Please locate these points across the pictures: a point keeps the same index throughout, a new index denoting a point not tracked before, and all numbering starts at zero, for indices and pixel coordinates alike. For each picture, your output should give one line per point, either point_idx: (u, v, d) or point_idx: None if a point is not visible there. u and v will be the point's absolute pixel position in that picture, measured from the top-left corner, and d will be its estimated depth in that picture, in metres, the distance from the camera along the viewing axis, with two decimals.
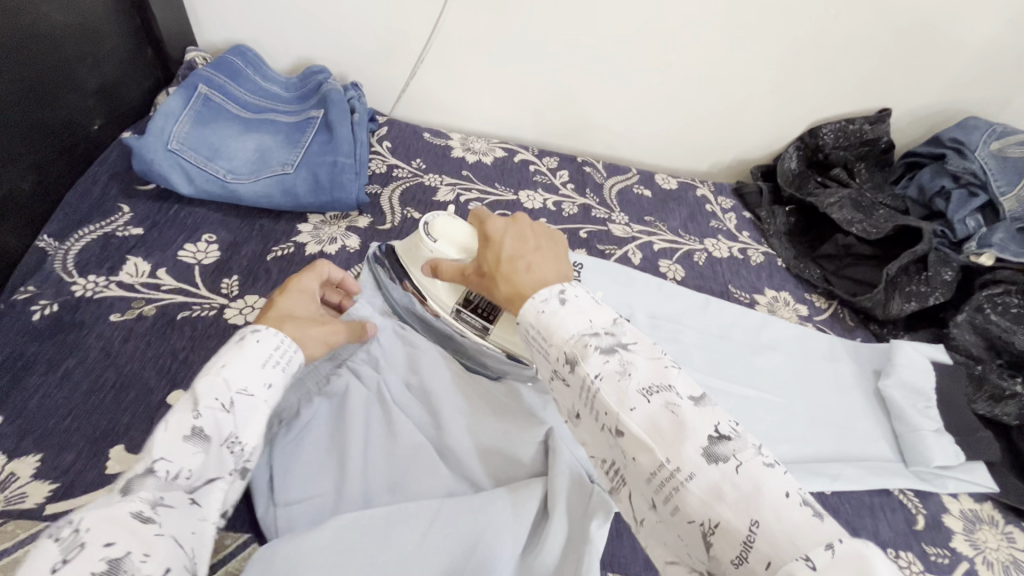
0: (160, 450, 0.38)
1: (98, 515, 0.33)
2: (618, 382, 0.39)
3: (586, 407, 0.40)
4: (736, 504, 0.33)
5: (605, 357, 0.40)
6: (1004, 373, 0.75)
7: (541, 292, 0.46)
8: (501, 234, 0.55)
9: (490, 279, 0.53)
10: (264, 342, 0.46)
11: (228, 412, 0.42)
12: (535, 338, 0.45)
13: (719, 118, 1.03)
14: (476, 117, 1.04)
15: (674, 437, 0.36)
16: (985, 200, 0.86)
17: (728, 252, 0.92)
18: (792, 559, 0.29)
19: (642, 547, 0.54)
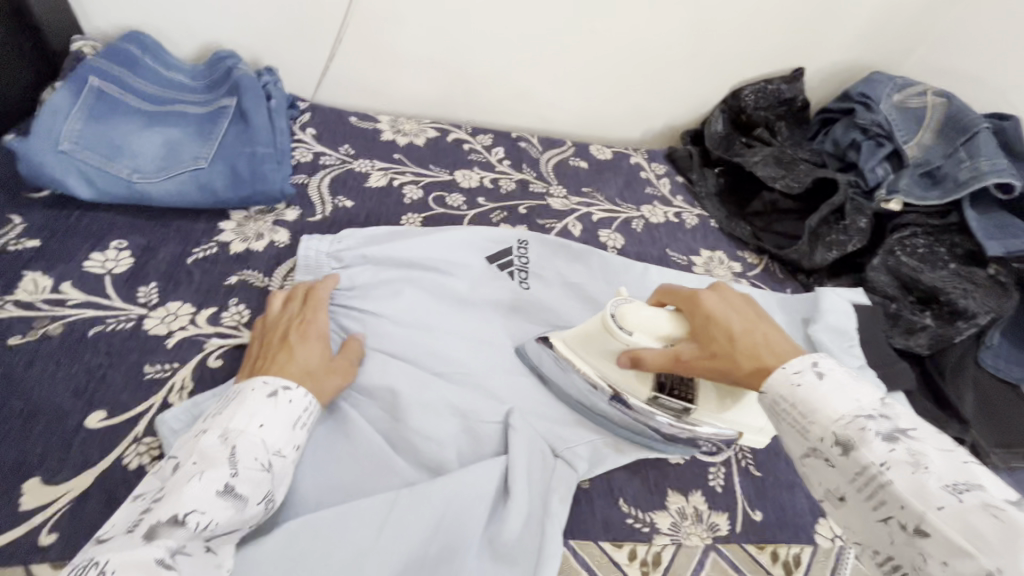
0: (192, 503, 0.40)
1: (125, 559, 0.36)
2: (912, 473, 0.36)
3: (853, 491, 0.38)
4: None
5: (890, 445, 0.37)
6: (914, 308, 0.82)
7: (792, 364, 0.44)
8: (721, 308, 0.51)
9: (720, 363, 0.49)
10: (295, 403, 0.49)
11: (264, 473, 0.45)
12: (790, 413, 0.43)
13: (647, 85, 1.04)
14: (405, 98, 1.00)
15: (1008, 540, 0.31)
16: (891, 149, 0.91)
17: (664, 217, 0.94)
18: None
19: (600, 510, 0.56)
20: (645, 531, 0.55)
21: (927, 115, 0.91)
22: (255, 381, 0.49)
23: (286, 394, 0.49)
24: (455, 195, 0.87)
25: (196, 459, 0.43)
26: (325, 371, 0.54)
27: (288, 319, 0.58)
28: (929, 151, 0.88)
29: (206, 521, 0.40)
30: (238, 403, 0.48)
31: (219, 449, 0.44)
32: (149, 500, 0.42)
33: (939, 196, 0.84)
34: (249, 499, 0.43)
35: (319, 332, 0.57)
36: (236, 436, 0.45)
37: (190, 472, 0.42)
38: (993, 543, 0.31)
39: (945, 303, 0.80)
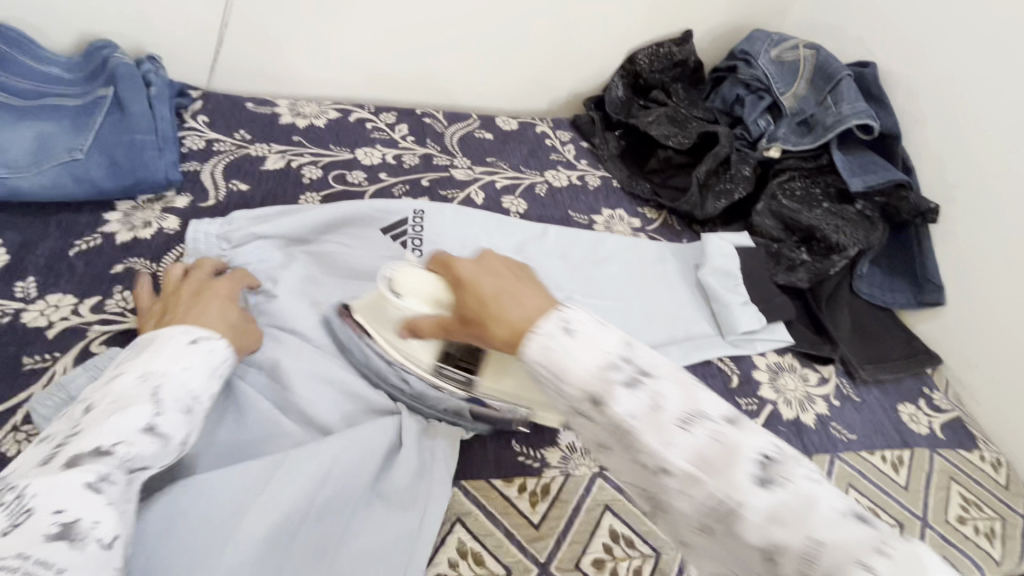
0: (114, 435, 0.41)
1: (44, 483, 0.37)
2: (709, 460, 0.34)
3: (638, 473, 0.37)
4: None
5: (692, 432, 0.35)
6: (795, 247, 0.88)
7: (541, 329, 0.38)
8: (473, 271, 0.43)
9: (477, 328, 0.42)
10: (216, 353, 0.50)
11: (183, 414, 0.46)
12: (544, 374, 0.38)
13: (546, 54, 1.07)
14: (305, 80, 1.00)
15: (804, 516, 0.32)
16: (770, 101, 0.98)
17: (568, 181, 0.98)
18: (709, 481, 0.34)
19: (492, 452, 0.59)
20: (535, 467, 0.59)
21: (800, 67, 0.97)
22: (177, 331, 0.49)
23: (206, 343, 0.50)
24: (355, 173, 0.88)
25: (113, 399, 0.44)
26: (239, 334, 0.56)
27: (181, 291, 0.58)
28: (803, 101, 0.94)
29: (132, 453, 0.41)
30: (153, 351, 0.48)
31: (137, 390, 0.44)
32: (62, 436, 0.42)
33: (812, 141, 0.91)
34: (172, 437, 0.44)
35: (226, 293, 0.58)
36: (159, 377, 0.46)
37: (106, 409, 0.43)
38: (716, 466, 0.34)
39: (821, 240, 0.86)
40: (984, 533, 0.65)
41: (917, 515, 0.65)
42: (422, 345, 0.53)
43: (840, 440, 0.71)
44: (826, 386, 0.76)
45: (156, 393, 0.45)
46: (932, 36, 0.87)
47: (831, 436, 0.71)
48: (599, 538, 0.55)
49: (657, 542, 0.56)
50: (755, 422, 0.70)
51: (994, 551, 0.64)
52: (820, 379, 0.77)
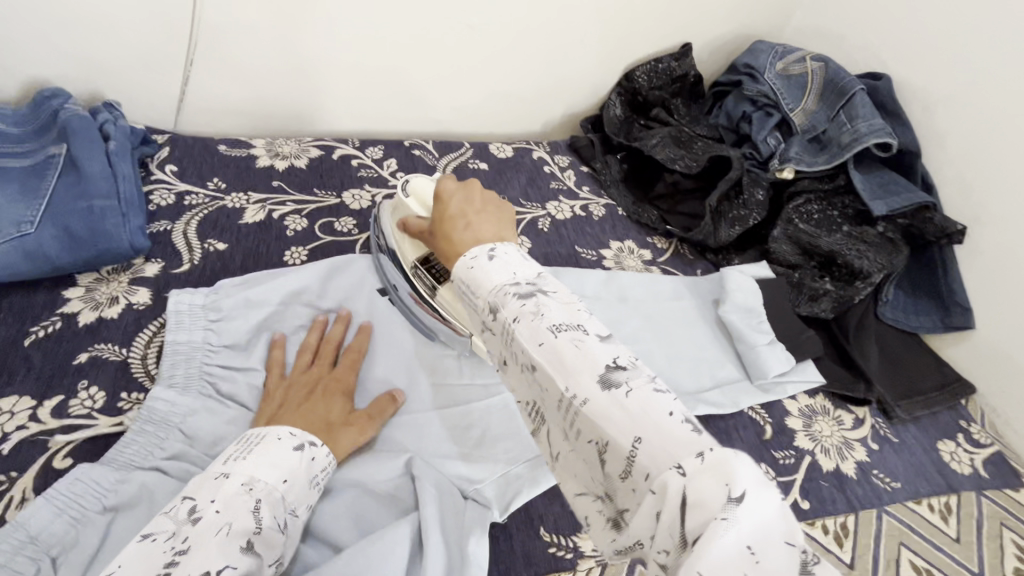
0: (222, 560, 0.38)
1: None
2: (534, 322, 0.39)
3: (563, 421, 0.38)
4: (625, 425, 0.34)
5: (523, 300, 0.40)
6: (816, 275, 0.83)
7: (471, 251, 0.46)
8: (449, 196, 0.53)
9: (434, 236, 0.54)
10: (317, 461, 0.49)
11: (279, 535, 0.43)
12: (463, 286, 0.45)
13: (539, 75, 1.01)
14: (283, 116, 0.92)
15: (578, 366, 0.37)
16: (779, 118, 0.93)
17: (571, 212, 0.92)
18: (665, 468, 0.32)
19: (520, 546, 0.53)
20: (569, 559, 0.53)
21: (809, 81, 0.92)
22: (283, 431, 0.49)
23: (311, 450, 0.49)
24: (344, 219, 0.80)
25: (221, 509, 0.41)
26: (342, 421, 0.55)
27: (320, 373, 0.59)
28: (814, 117, 0.89)
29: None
30: (263, 450, 0.47)
31: (244, 499, 0.42)
32: (168, 545, 0.39)
33: (827, 161, 0.86)
34: (264, 560, 0.42)
35: (346, 387, 0.58)
36: (260, 487, 0.44)
37: (217, 525, 0.40)
38: (659, 482, 0.32)
39: (844, 266, 0.82)
40: None
41: (975, 572, 0.61)
42: (413, 242, 0.66)
43: (884, 490, 0.66)
44: (863, 428, 0.72)
45: (258, 507, 0.43)
46: (951, 43, 0.83)
47: (874, 487, 0.66)
48: None
49: None
50: (794, 478, 0.65)
51: None
52: (855, 421, 0.72)
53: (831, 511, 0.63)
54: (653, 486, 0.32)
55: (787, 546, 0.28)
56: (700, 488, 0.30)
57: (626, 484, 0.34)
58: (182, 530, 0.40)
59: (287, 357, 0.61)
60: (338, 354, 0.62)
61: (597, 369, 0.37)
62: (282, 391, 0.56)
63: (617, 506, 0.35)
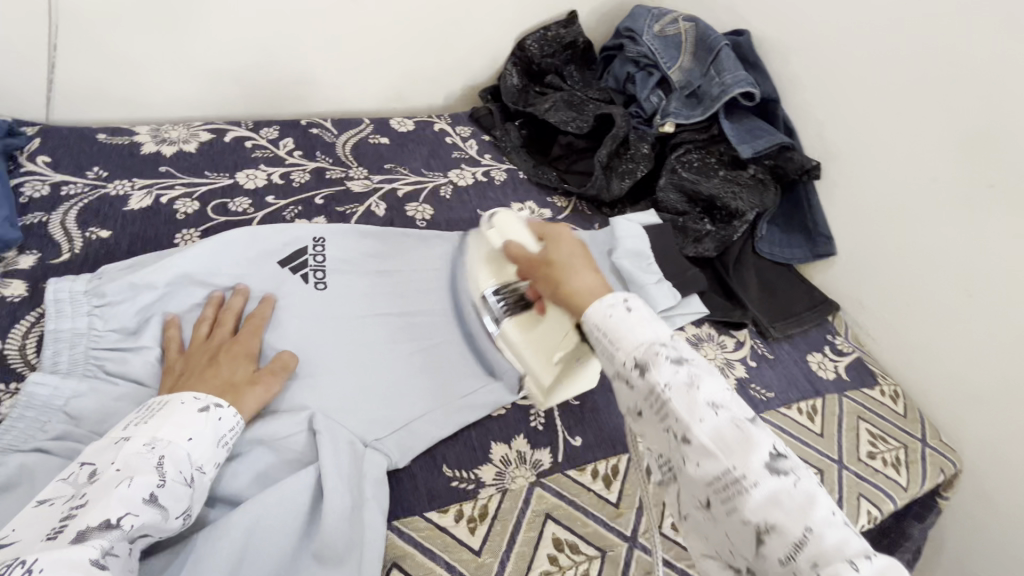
0: (120, 509, 0.42)
1: (53, 557, 0.37)
2: (688, 393, 0.42)
3: (650, 407, 0.44)
4: (794, 510, 0.37)
5: (675, 367, 0.43)
6: (699, 218, 0.91)
7: (607, 299, 0.48)
8: (563, 256, 0.56)
9: (539, 275, 0.57)
10: (224, 420, 0.51)
11: (186, 487, 0.47)
12: (601, 339, 0.47)
13: (433, 48, 1.03)
14: (168, 101, 0.89)
15: (742, 448, 0.39)
16: (659, 77, 0.99)
17: (473, 178, 0.95)
18: (769, 508, 0.37)
19: (423, 484, 0.57)
20: (469, 489, 0.57)
21: (682, 40, 0.99)
22: (186, 396, 0.50)
23: (216, 411, 0.51)
24: (238, 199, 0.80)
25: (120, 467, 0.44)
26: (248, 380, 0.56)
27: (221, 340, 0.59)
28: (689, 74, 0.96)
29: (136, 525, 0.42)
30: (165, 414, 0.49)
31: (145, 455, 0.45)
32: (66, 505, 0.42)
33: (701, 112, 0.93)
34: (170, 511, 0.45)
35: (248, 352, 0.58)
36: (163, 446, 0.47)
37: (118, 479, 0.43)
38: (733, 448, 0.39)
39: (722, 208, 0.89)
40: (891, 464, 0.71)
41: (834, 459, 0.70)
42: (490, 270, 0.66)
43: (760, 400, 0.74)
44: (742, 349, 0.80)
45: (162, 463, 0.46)
46: None
47: (751, 398, 0.74)
48: (542, 549, 0.54)
49: (600, 542, 0.56)
50: None
51: (900, 478, 0.70)
52: (736, 343, 0.80)
53: None
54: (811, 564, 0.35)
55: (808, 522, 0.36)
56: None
57: (787, 569, 0.36)
58: (81, 490, 0.43)
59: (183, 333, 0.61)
60: (240, 322, 0.62)
61: (761, 455, 0.39)
62: (182, 361, 0.56)
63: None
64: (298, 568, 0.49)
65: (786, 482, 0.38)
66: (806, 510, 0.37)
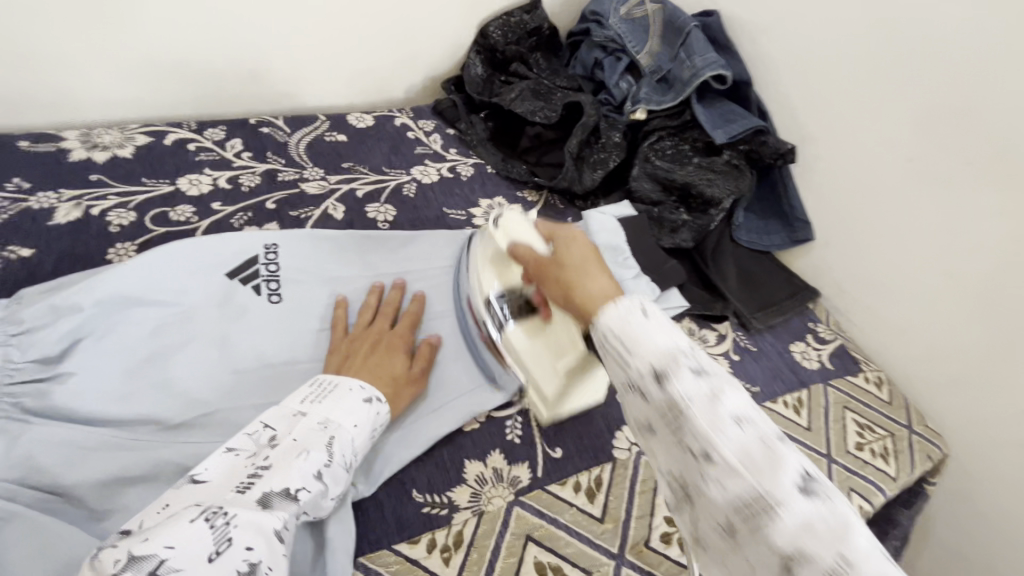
0: (302, 482, 0.44)
1: (248, 516, 0.39)
2: (710, 404, 0.35)
3: (665, 424, 0.37)
4: (827, 541, 0.30)
5: (698, 379, 0.37)
6: (675, 208, 0.88)
7: (621, 307, 0.41)
8: (577, 260, 0.48)
9: (546, 285, 0.51)
10: (382, 414, 0.54)
11: (345, 472, 0.49)
12: (616, 345, 0.40)
13: (389, 38, 0.97)
14: (99, 103, 0.81)
15: (772, 468, 0.33)
16: (628, 62, 0.95)
17: (438, 174, 0.90)
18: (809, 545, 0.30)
19: (392, 513, 0.52)
20: (443, 515, 0.53)
21: (650, 23, 0.95)
22: (354, 387, 0.53)
23: (377, 405, 0.54)
24: (180, 208, 0.73)
25: (299, 440, 0.47)
26: (406, 377, 0.59)
27: (381, 330, 0.62)
28: (659, 58, 0.93)
29: (307, 501, 0.44)
30: (335, 397, 0.52)
31: (317, 432, 0.48)
32: (250, 461, 0.45)
33: (673, 98, 0.89)
34: (330, 492, 0.47)
35: (407, 342, 0.62)
36: (334, 427, 0.49)
37: (292, 451, 0.46)
38: (758, 463, 0.33)
39: (698, 196, 0.86)
40: (880, 454, 0.69)
41: (822, 453, 0.67)
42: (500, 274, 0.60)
43: None
44: (725, 343, 0.77)
45: (330, 443, 0.48)
46: None
47: None
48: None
49: (586, 563, 0.53)
50: None
51: (889, 469, 0.68)
52: (718, 337, 0.78)
53: None
54: None
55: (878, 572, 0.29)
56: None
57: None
58: (262, 451, 0.46)
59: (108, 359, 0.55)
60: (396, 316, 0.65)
61: (792, 474, 0.32)
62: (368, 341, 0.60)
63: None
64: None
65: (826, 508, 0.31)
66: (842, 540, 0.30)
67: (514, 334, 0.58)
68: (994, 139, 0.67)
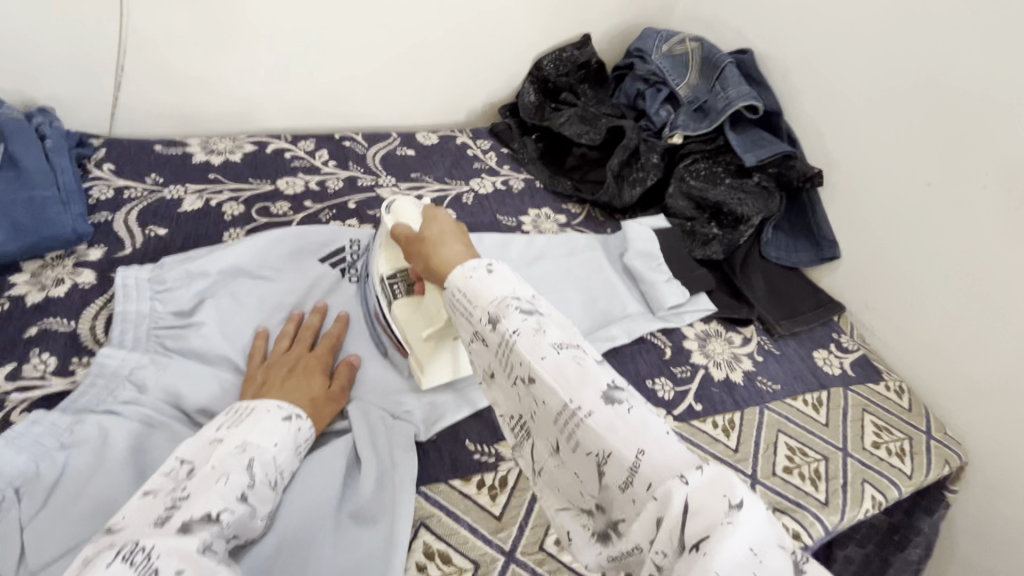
0: (219, 504, 0.44)
1: (168, 545, 0.38)
2: (535, 338, 0.43)
3: (501, 368, 0.46)
4: (628, 436, 0.39)
5: (525, 317, 0.45)
6: (707, 223, 0.95)
7: (469, 265, 0.50)
8: (439, 227, 0.58)
9: (417, 248, 0.59)
10: (303, 431, 0.54)
11: (270, 490, 0.49)
12: (460, 300, 0.48)
13: (456, 69, 1.11)
14: (217, 117, 0.98)
15: (579, 382, 0.41)
16: (668, 92, 1.06)
17: (493, 186, 1.02)
18: (670, 480, 0.36)
19: (450, 456, 0.61)
20: (491, 462, 0.61)
21: (689, 59, 1.06)
22: (272, 404, 0.54)
23: (298, 422, 0.54)
24: (279, 203, 0.87)
25: (216, 465, 0.46)
26: (325, 392, 0.60)
27: (300, 353, 0.63)
28: (696, 90, 1.03)
29: (229, 522, 0.44)
30: (251, 421, 0.52)
31: (237, 456, 0.48)
32: (167, 498, 0.43)
33: (709, 124, 0.99)
34: (257, 511, 0.47)
35: (325, 364, 0.63)
36: (254, 448, 0.49)
37: (213, 475, 0.45)
38: (621, 432, 0.39)
39: (729, 213, 0.94)
40: (895, 453, 0.74)
41: (838, 447, 0.73)
42: (387, 254, 0.70)
43: (767, 391, 0.78)
44: (750, 344, 0.83)
45: (251, 467, 0.48)
46: (796, 20, 0.98)
47: (757, 390, 0.77)
48: (558, 519, 0.58)
49: None
50: (688, 387, 0.75)
51: (904, 467, 0.73)
52: (743, 339, 0.84)
53: (720, 410, 0.74)
54: (655, 492, 0.36)
55: (781, 550, 0.33)
56: (701, 498, 0.34)
57: (625, 495, 0.38)
58: (180, 486, 0.45)
59: (230, 316, 0.67)
60: (316, 340, 0.67)
61: (598, 387, 0.41)
62: (278, 364, 0.61)
63: (610, 518, 0.40)
64: (336, 532, 0.53)
65: (624, 412, 0.40)
66: (641, 434, 0.39)
67: (398, 308, 0.65)
68: (1008, 167, 0.74)
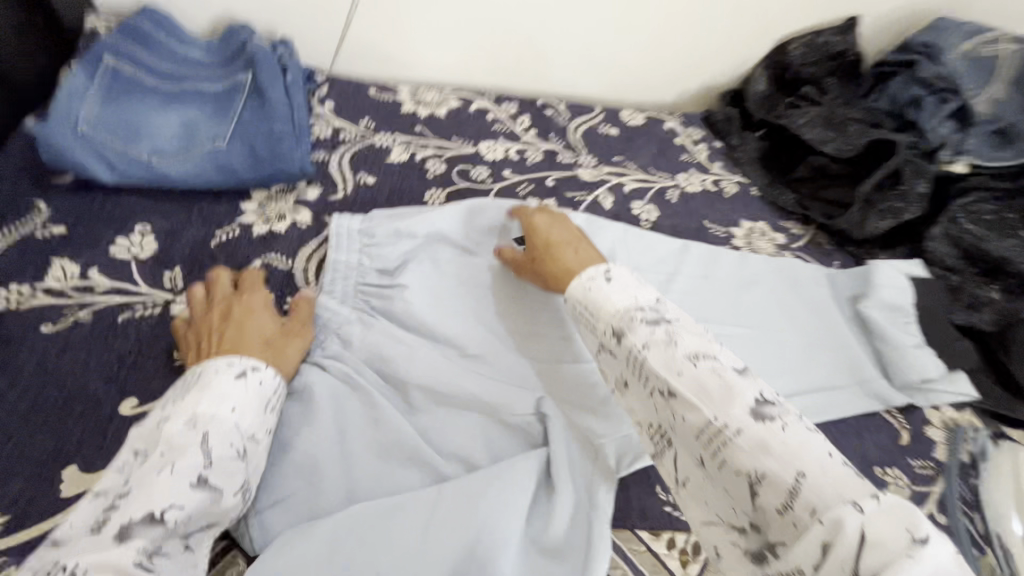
0: (170, 498, 0.41)
1: (93, 562, 0.38)
2: (727, 395, 0.43)
3: (632, 374, 0.49)
4: (784, 461, 0.38)
5: (650, 328, 0.49)
6: (980, 282, 0.75)
7: (590, 274, 0.56)
8: (548, 233, 0.63)
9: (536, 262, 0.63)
10: (265, 383, 0.52)
11: (238, 462, 0.46)
12: (585, 313, 0.54)
13: (689, 43, 0.97)
14: (424, 69, 0.95)
15: (725, 399, 0.42)
16: (957, 105, 0.85)
17: (701, 186, 0.88)
18: (861, 522, 0.34)
19: (636, 498, 0.54)
20: (682, 518, 0.53)
21: (996, 65, 0.86)
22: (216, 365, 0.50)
23: (256, 375, 0.51)
24: (478, 168, 0.83)
25: (164, 451, 0.44)
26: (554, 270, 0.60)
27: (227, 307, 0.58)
28: (1001, 107, 0.85)
29: (179, 519, 0.41)
30: (202, 385, 0.49)
31: (191, 434, 0.45)
32: (115, 492, 0.43)
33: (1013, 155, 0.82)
34: (224, 491, 0.44)
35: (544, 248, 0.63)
36: (205, 421, 0.46)
37: (155, 462, 0.43)
38: (776, 454, 0.39)
39: (1013, 274, 0.74)
40: None
41: None
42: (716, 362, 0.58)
43: None
44: None
45: (197, 430, 0.46)
46: None
47: None
48: None
49: None
50: (931, 490, 0.59)
51: None
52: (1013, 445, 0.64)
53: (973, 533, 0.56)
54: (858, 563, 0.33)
55: None
56: (880, 532, 0.33)
57: (786, 519, 0.37)
58: (124, 485, 0.43)
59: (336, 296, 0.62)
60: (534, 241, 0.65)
61: (757, 402, 0.42)
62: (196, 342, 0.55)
63: (767, 540, 0.38)
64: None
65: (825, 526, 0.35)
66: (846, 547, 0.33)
67: None
68: None
